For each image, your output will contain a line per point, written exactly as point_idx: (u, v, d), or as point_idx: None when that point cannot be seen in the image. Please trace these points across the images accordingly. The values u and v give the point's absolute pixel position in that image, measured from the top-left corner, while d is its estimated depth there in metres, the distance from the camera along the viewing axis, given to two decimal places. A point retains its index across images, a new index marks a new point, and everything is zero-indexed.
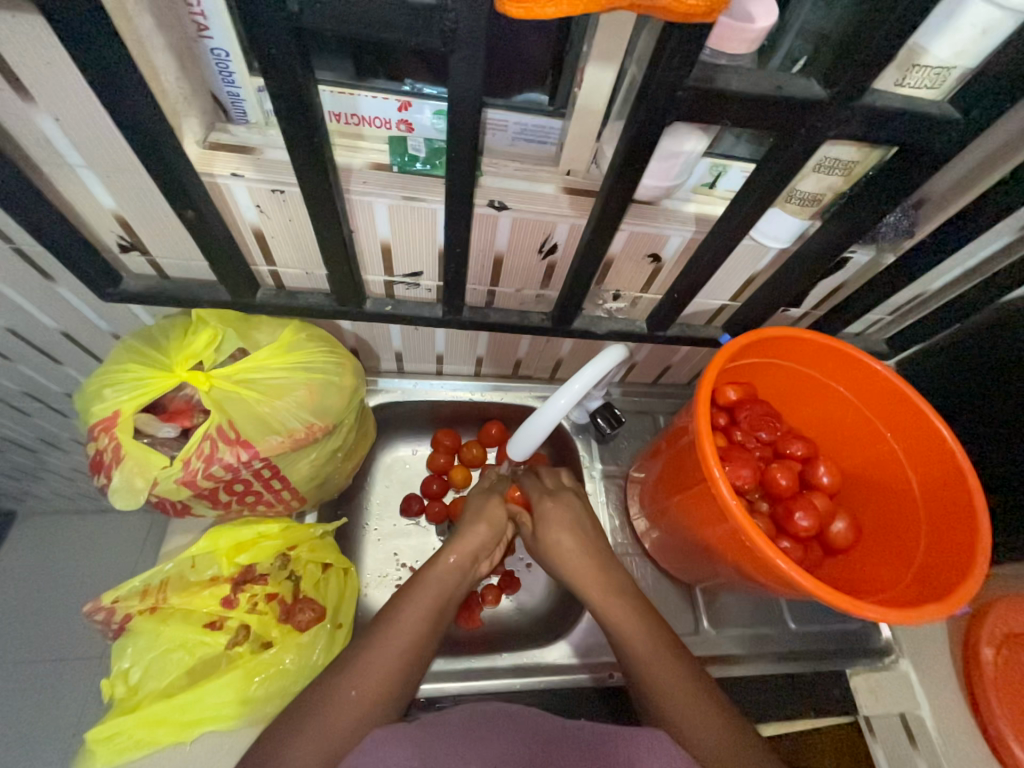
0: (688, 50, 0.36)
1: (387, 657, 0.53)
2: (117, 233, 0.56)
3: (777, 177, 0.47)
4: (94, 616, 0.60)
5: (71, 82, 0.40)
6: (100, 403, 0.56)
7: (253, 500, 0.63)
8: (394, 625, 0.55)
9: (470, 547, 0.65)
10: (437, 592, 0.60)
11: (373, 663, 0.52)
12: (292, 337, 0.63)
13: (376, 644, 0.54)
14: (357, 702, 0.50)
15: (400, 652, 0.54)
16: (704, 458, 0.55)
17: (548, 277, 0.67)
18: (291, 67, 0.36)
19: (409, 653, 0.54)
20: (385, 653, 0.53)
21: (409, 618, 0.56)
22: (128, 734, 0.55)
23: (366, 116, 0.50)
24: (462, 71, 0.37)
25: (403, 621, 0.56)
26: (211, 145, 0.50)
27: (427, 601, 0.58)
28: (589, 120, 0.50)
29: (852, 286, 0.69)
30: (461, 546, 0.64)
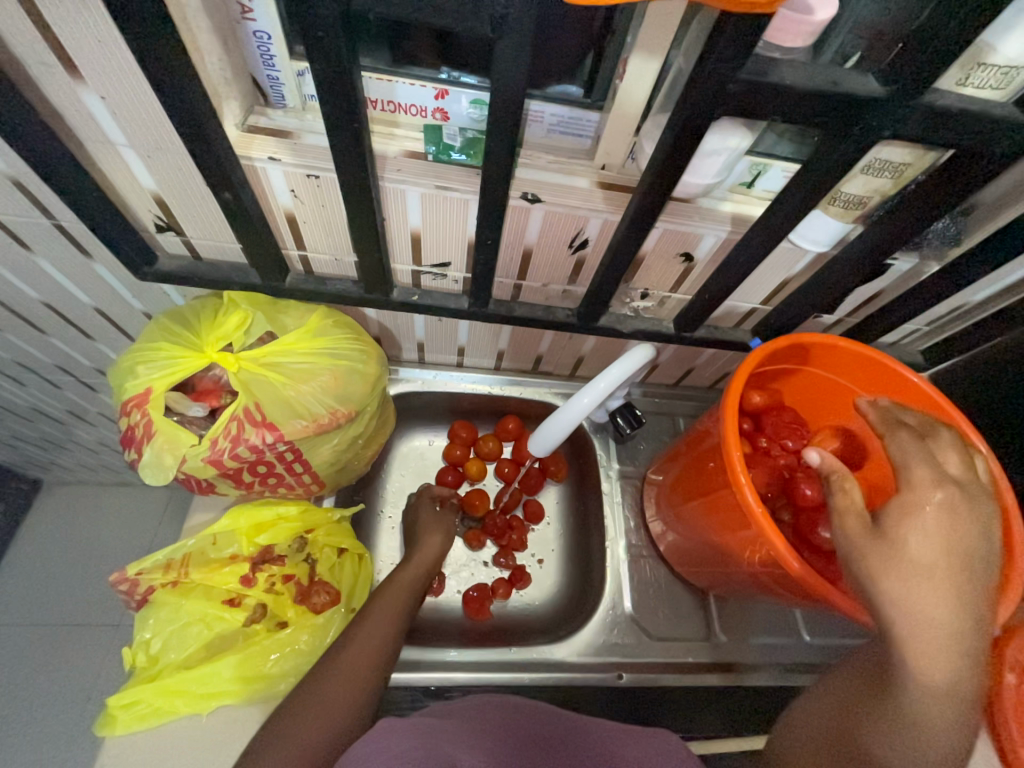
0: (744, 41, 0.34)
1: (363, 652, 0.56)
2: (154, 212, 0.57)
3: (824, 177, 0.45)
4: (118, 587, 0.62)
5: (120, 60, 0.40)
6: (133, 380, 0.57)
7: (274, 482, 0.64)
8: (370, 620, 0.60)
9: (427, 558, 0.70)
10: (402, 590, 0.65)
11: (356, 653, 0.56)
12: (318, 322, 0.64)
13: (356, 634, 0.58)
14: (342, 687, 0.53)
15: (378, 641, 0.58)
16: (730, 463, 0.54)
17: (576, 272, 0.66)
18: (337, 52, 0.36)
19: (382, 642, 0.58)
20: (367, 639, 0.58)
21: (380, 614, 0.61)
22: (148, 702, 0.57)
23: (403, 103, 0.50)
24: (508, 58, 0.36)
25: (372, 621, 0.60)
26: (250, 128, 0.51)
27: (394, 600, 0.63)
28: (630, 113, 0.49)
29: (890, 294, 0.67)
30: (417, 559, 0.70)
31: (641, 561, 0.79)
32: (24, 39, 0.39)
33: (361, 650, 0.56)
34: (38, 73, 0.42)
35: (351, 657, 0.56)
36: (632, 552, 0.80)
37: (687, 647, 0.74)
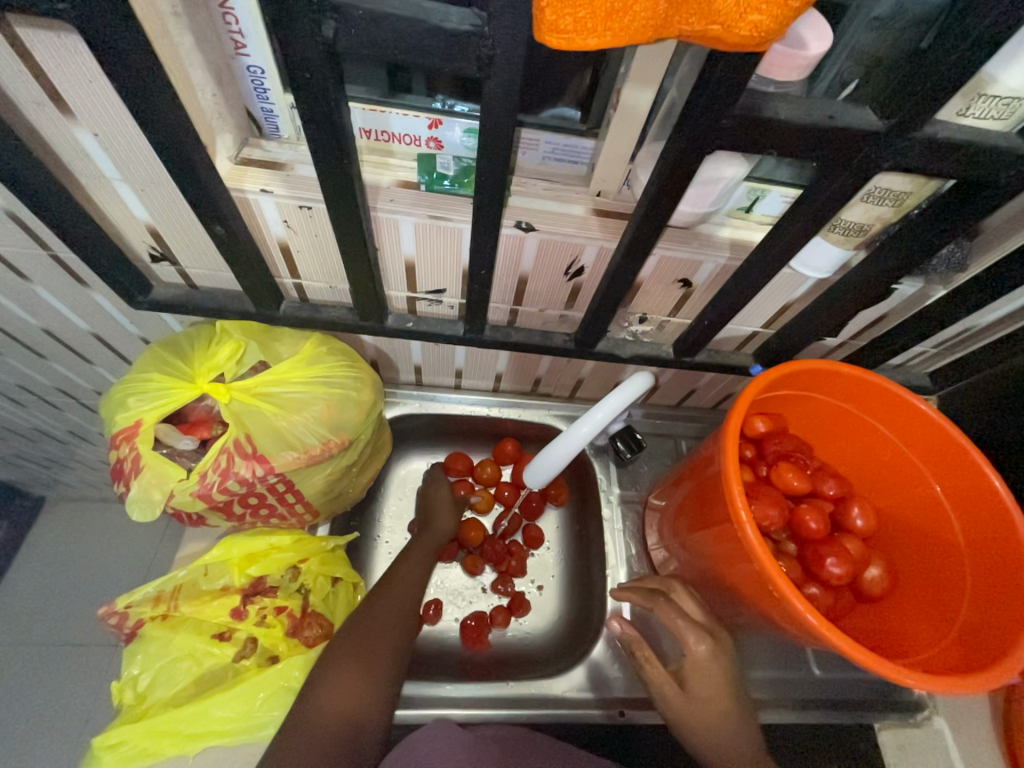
0: (736, 79, 0.34)
1: (397, 603, 0.63)
2: (148, 243, 0.57)
3: (823, 207, 0.44)
4: (107, 620, 0.61)
5: (111, 100, 0.40)
6: (123, 411, 0.57)
7: (266, 512, 0.63)
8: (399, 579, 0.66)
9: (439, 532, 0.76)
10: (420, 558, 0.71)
11: (392, 605, 0.62)
12: (313, 349, 0.63)
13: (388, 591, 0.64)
14: (383, 635, 0.59)
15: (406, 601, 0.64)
16: (730, 497, 0.53)
17: (573, 298, 0.65)
18: (324, 91, 0.36)
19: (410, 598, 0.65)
20: (398, 599, 0.64)
21: (405, 578, 0.67)
22: (134, 743, 0.55)
23: (396, 133, 0.50)
24: (497, 96, 0.36)
25: (386, 600, 0.63)
26: (243, 160, 0.51)
27: (404, 584, 0.66)
28: (624, 143, 0.48)
29: (896, 318, 0.65)
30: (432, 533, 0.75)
31: None
32: (17, 81, 0.40)
33: (396, 602, 0.63)
34: (31, 112, 0.42)
35: (387, 609, 0.62)
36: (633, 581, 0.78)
37: None
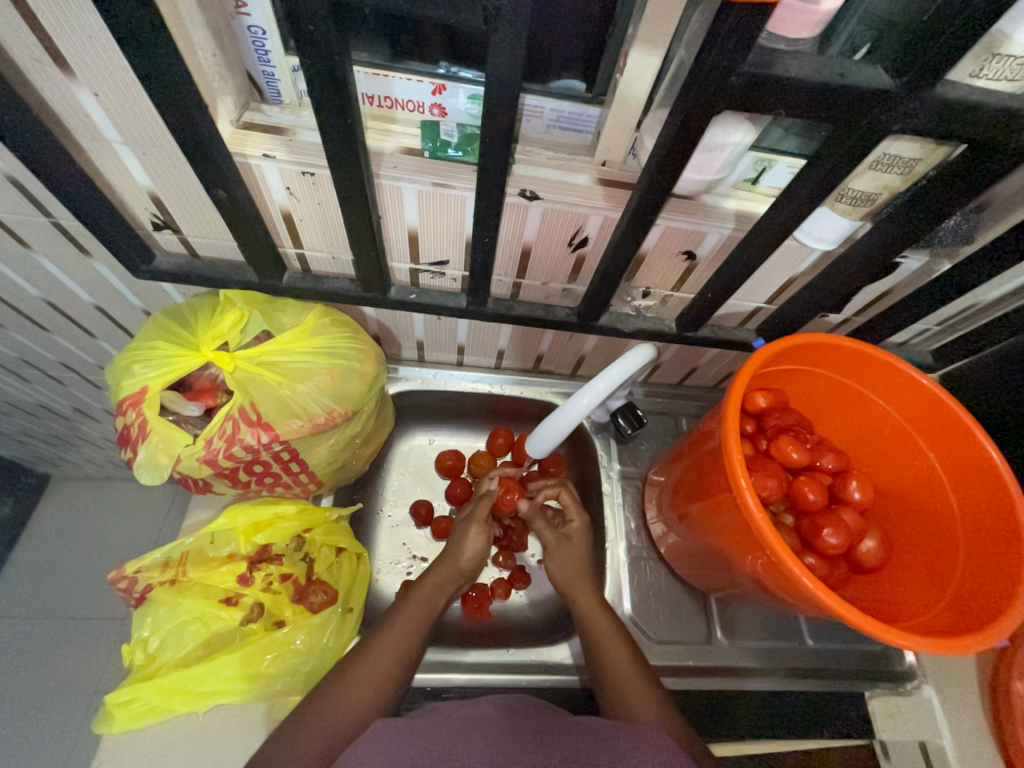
0: (745, 33, 0.33)
1: (381, 661, 0.56)
2: (151, 210, 0.56)
3: (830, 173, 0.44)
4: (117, 584, 0.62)
5: (111, 57, 0.40)
6: (129, 379, 0.57)
7: (271, 481, 0.64)
8: (384, 641, 0.58)
9: (454, 570, 0.67)
10: (421, 610, 0.62)
11: (365, 674, 0.55)
12: (316, 321, 0.63)
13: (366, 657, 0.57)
14: (342, 715, 0.52)
15: (386, 667, 0.56)
16: (731, 468, 0.53)
17: (577, 271, 0.65)
18: (327, 46, 0.35)
19: (394, 658, 0.57)
20: (375, 667, 0.56)
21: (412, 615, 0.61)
22: (145, 700, 0.57)
23: (400, 99, 0.49)
24: (503, 52, 0.35)
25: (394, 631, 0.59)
26: (245, 125, 0.50)
27: (419, 611, 0.62)
28: (630, 109, 0.47)
29: (900, 292, 0.65)
30: (444, 568, 0.67)
31: (641, 563, 0.78)
32: (15, 36, 0.39)
33: (367, 679, 0.55)
34: (30, 70, 0.42)
35: (390, 637, 0.58)
36: (632, 553, 0.79)
37: (687, 650, 0.73)
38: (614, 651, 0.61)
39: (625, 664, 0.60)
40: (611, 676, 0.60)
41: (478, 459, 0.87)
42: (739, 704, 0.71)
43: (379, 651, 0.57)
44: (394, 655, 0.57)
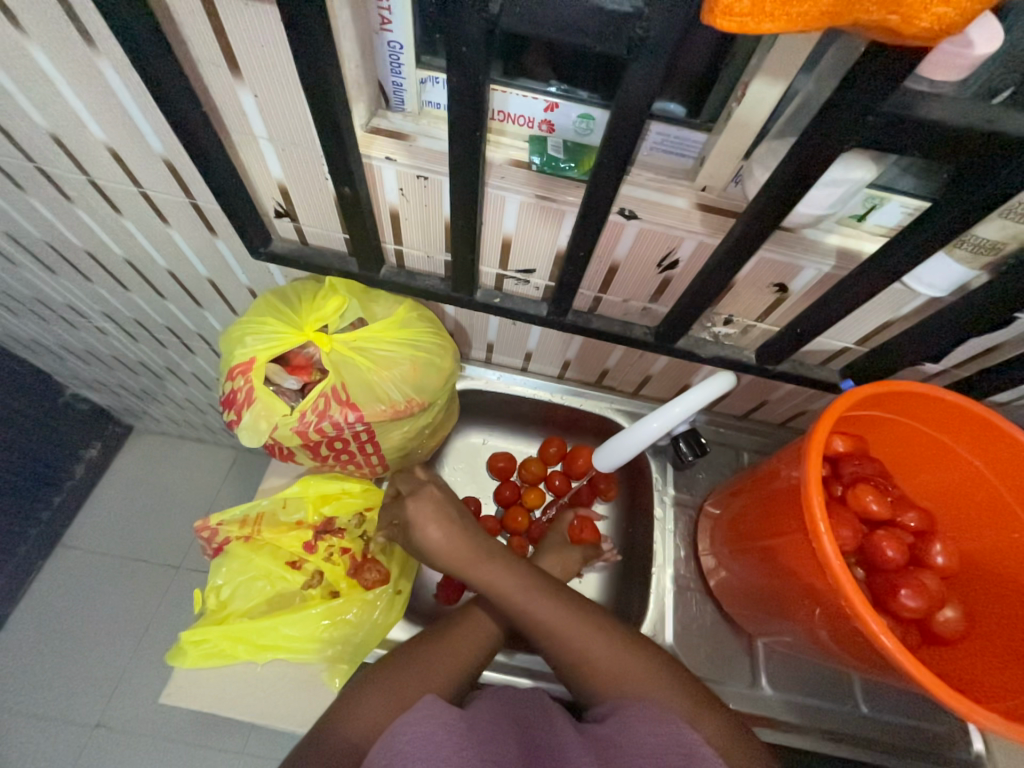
0: (894, 71, 0.33)
1: (458, 647, 0.59)
2: (276, 199, 0.62)
3: (959, 216, 0.42)
4: (200, 532, 0.68)
5: (276, 63, 0.45)
6: (241, 348, 0.63)
7: (346, 458, 0.68)
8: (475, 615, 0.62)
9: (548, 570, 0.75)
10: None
11: (452, 643, 0.59)
12: (405, 314, 0.67)
13: (459, 626, 0.61)
14: (430, 677, 0.55)
15: (463, 658, 0.58)
16: (810, 511, 0.51)
17: (660, 291, 0.65)
18: (472, 65, 0.38)
19: (472, 650, 0.59)
20: (465, 635, 0.60)
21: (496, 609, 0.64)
22: (213, 642, 0.62)
23: (512, 114, 0.52)
24: (638, 79, 0.37)
25: (476, 621, 0.62)
26: (372, 129, 0.54)
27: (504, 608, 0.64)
28: (744, 137, 0.47)
29: (1010, 348, 0.60)
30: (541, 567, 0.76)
31: (687, 593, 0.77)
32: (203, 42, 0.45)
33: (461, 643, 0.60)
34: (206, 70, 0.47)
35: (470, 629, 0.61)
36: (679, 582, 0.77)
37: (727, 692, 0.71)
38: (599, 651, 0.58)
39: (618, 661, 0.57)
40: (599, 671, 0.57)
41: (530, 465, 0.88)
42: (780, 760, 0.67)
43: (471, 623, 0.62)
44: (485, 632, 0.61)
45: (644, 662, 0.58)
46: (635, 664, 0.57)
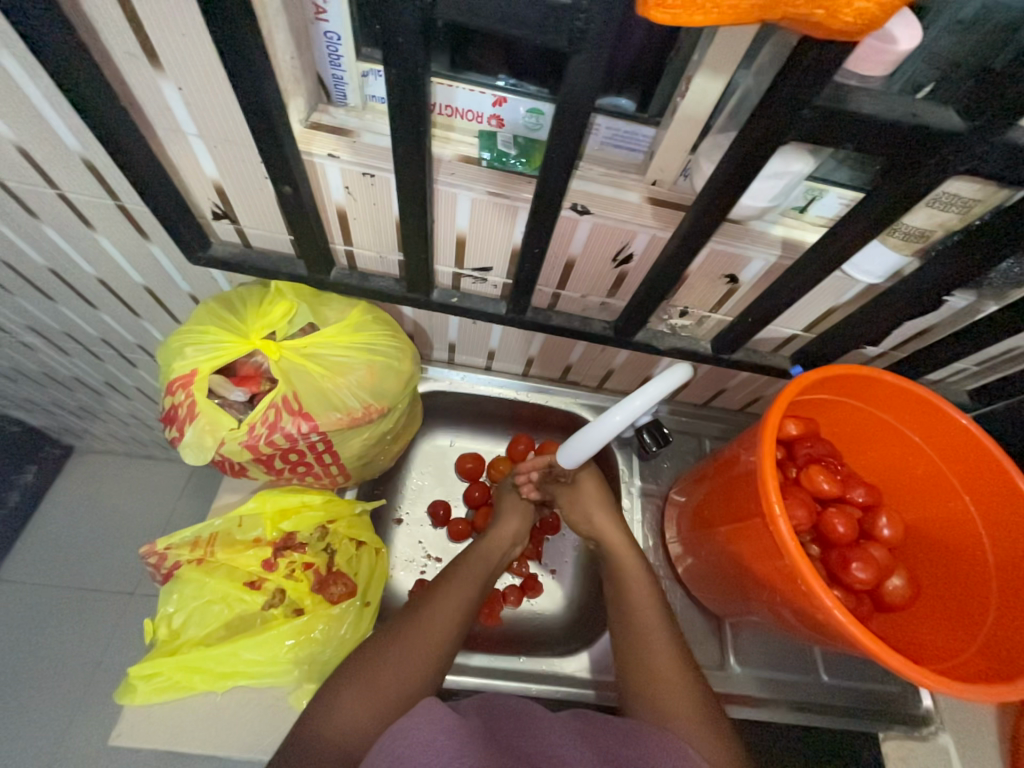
0: (826, 67, 0.34)
1: (425, 635, 0.56)
2: (212, 200, 0.58)
3: (890, 206, 0.44)
4: (147, 559, 0.64)
5: (200, 54, 0.42)
6: (180, 360, 0.59)
7: (303, 470, 0.65)
8: (440, 600, 0.60)
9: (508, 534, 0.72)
10: (479, 569, 0.65)
11: (419, 634, 0.56)
12: (359, 317, 0.65)
13: (424, 614, 0.58)
14: (403, 674, 0.53)
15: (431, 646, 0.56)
16: (765, 493, 0.53)
17: (617, 286, 0.66)
18: (412, 58, 0.37)
19: (439, 636, 0.57)
20: (432, 623, 0.57)
21: (458, 590, 0.61)
22: (166, 675, 0.58)
23: (460, 109, 0.51)
24: (583, 72, 0.36)
25: (442, 601, 0.59)
26: (313, 124, 0.52)
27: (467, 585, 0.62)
28: (689, 132, 0.48)
29: (941, 330, 0.64)
30: (499, 533, 0.71)
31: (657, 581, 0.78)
32: (115, 30, 0.41)
33: (433, 626, 0.57)
34: (121, 61, 0.44)
35: (436, 615, 0.58)
36: None
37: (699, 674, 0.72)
38: (658, 655, 0.59)
39: (669, 671, 0.58)
40: (647, 677, 0.58)
41: (498, 464, 0.87)
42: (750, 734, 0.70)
43: (439, 608, 0.59)
44: (453, 618, 0.58)
45: (684, 680, 0.58)
46: (676, 677, 0.58)
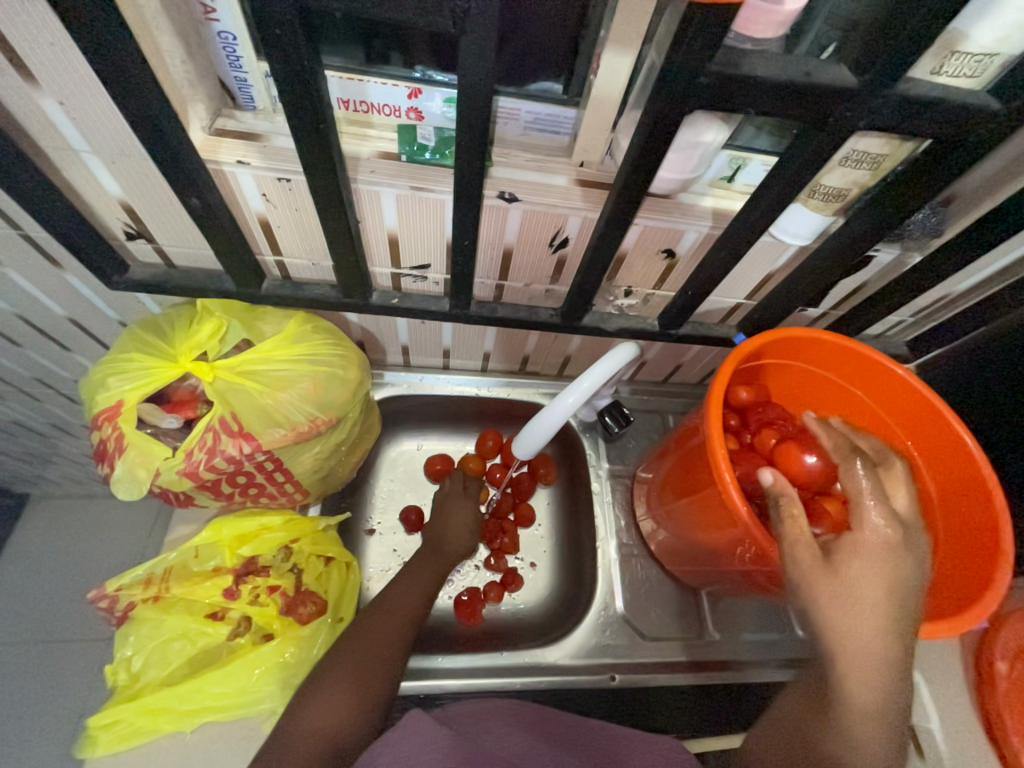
0: (712, 32, 0.34)
1: (376, 650, 0.58)
2: (123, 220, 0.55)
3: (800, 168, 0.44)
4: (98, 603, 0.61)
5: (74, 64, 0.39)
6: (104, 392, 0.56)
7: (256, 492, 0.63)
8: (384, 616, 0.61)
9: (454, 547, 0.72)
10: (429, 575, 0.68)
11: (363, 657, 0.57)
12: (298, 328, 0.63)
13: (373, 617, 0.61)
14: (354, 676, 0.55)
15: (379, 661, 0.57)
16: (715, 460, 0.54)
17: (558, 271, 0.65)
18: (295, 51, 0.35)
19: (388, 648, 0.58)
20: (381, 628, 0.59)
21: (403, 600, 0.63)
22: (129, 721, 0.56)
23: (375, 103, 0.49)
24: (474, 54, 0.36)
25: (387, 614, 0.61)
26: (218, 131, 0.49)
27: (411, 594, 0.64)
28: (605, 108, 0.48)
29: (874, 285, 0.66)
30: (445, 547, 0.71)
31: (632, 560, 0.79)
32: None
33: (381, 639, 0.58)
34: None
35: (382, 628, 0.59)
36: (622, 552, 0.79)
37: (680, 646, 0.73)
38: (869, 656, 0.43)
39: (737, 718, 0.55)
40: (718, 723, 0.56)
41: (468, 463, 0.86)
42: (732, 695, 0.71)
43: (385, 620, 0.60)
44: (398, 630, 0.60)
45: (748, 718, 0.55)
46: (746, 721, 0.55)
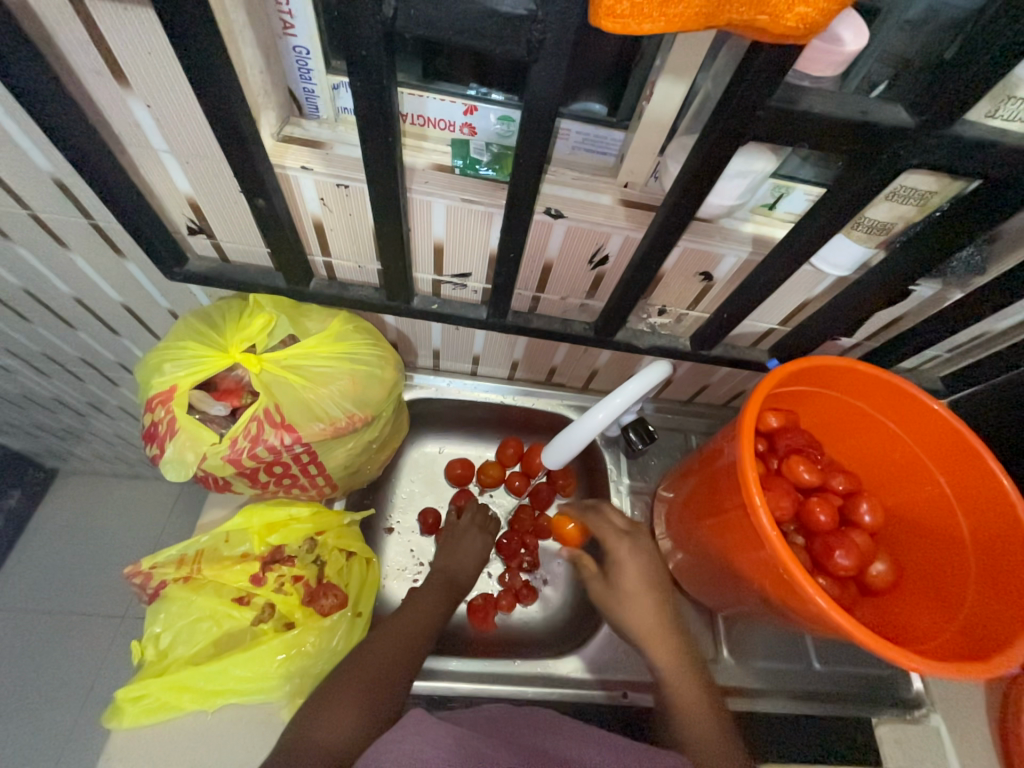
0: (773, 71, 0.35)
1: (394, 643, 0.61)
2: (187, 216, 0.58)
3: (850, 201, 0.45)
4: (132, 579, 0.63)
5: (168, 70, 0.42)
6: (159, 377, 0.59)
7: (289, 482, 0.65)
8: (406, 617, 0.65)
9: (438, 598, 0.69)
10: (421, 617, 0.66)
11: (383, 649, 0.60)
12: (340, 326, 0.65)
13: (369, 651, 0.60)
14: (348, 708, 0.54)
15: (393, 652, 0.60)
16: (746, 483, 0.54)
17: (595, 287, 0.67)
18: (377, 70, 0.38)
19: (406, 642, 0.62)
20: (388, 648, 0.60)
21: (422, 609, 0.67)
22: (154, 697, 0.58)
23: (432, 118, 0.51)
24: (542, 80, 0.38)
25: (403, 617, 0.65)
26: (285, 137, 0.52)
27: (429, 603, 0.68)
28: (654, 134, 0.49)
29: (912, 319, 0.66)
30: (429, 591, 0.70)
31: None
32: (80, 50, 0.41)
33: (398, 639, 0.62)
34: (89, 81, 0.44)
35: (397, 629, 0.63)
36: None
37: None
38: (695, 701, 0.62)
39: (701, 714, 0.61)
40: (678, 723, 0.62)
41: (486, 468, 0.87)
42: (747, 726, 0.70)
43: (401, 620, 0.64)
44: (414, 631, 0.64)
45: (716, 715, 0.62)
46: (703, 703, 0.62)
